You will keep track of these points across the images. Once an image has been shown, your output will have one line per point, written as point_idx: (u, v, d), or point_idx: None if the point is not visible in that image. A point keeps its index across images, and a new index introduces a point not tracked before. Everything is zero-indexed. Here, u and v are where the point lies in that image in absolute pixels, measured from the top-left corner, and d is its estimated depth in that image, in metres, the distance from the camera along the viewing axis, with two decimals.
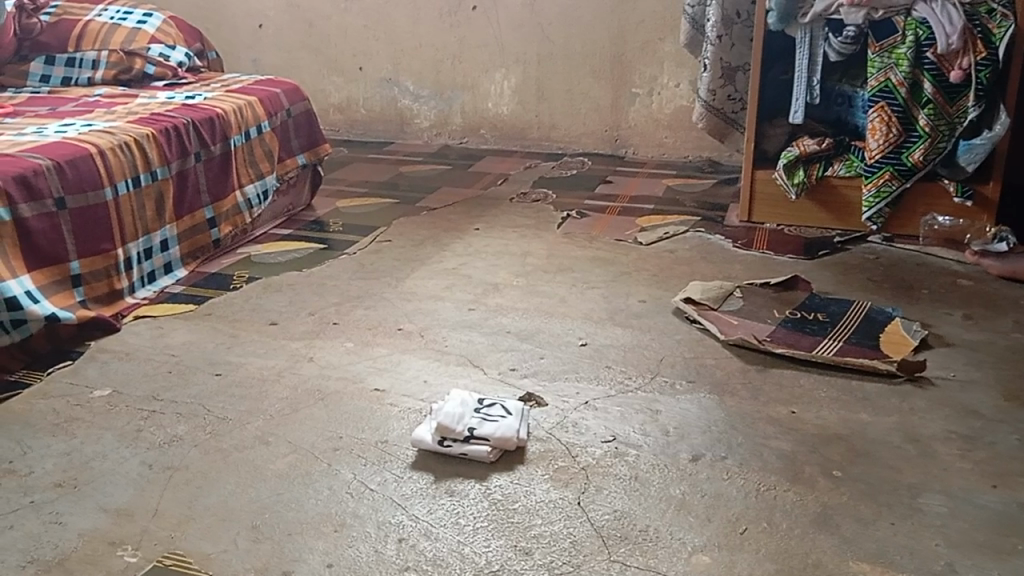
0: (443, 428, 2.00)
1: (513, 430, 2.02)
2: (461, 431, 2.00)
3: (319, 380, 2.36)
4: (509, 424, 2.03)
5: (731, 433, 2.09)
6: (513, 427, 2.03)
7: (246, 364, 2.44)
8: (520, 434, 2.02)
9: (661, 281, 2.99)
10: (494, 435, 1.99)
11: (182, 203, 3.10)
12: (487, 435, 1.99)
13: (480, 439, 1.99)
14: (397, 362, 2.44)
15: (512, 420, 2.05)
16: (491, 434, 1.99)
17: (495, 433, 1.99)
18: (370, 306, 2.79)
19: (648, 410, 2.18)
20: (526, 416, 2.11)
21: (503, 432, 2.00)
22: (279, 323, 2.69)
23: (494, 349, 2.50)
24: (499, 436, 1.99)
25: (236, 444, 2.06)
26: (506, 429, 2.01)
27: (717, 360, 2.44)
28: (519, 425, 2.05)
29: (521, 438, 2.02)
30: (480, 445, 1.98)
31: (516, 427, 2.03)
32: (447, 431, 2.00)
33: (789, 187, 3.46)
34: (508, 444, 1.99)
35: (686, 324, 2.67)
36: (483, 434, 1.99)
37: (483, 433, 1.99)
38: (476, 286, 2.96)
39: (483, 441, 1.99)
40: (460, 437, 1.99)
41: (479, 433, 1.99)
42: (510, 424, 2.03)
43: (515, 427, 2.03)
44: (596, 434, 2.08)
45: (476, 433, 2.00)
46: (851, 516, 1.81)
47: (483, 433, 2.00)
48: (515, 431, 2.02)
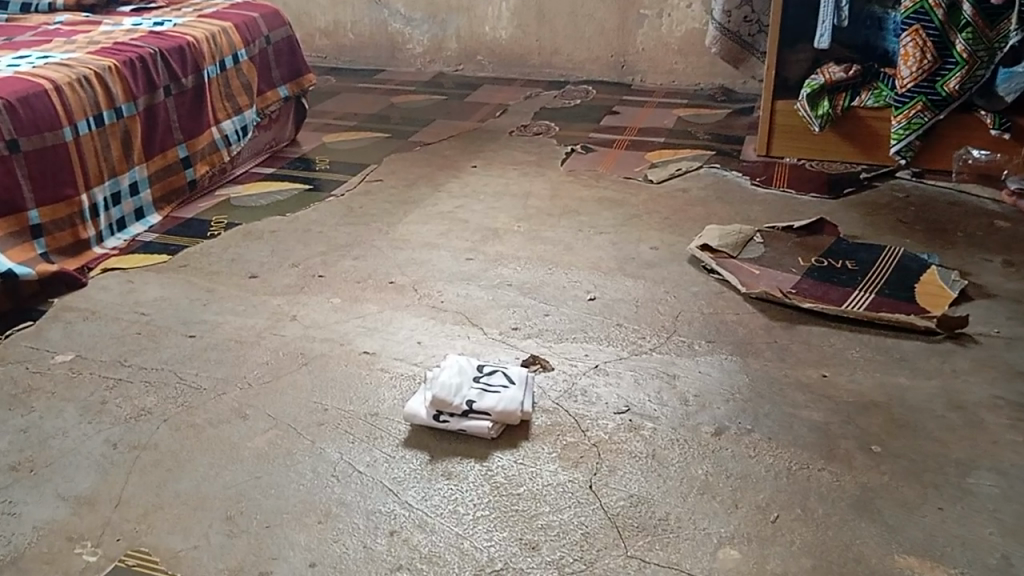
0: (437, 402, 1.80)
1: (517, 402, 1.81)
2: (458, 405, 1.79)
3: (303, 342, 2.15)
4: (511, 395, 1.83)
5: (758, 401, 1.89)
6: (516, 398, 1.82)
7: (223, 324, 2.23)
8: (525, 405, 1.83)
9: (675, 225, 2.76)
10: (495, 408, 1.79)
11: (151, 142, 2.85)
12: (488, 409, 1.79)
13: (480, 414, 1.79)
14: (388, 321, 2.23)
15: (515, 390, 1.85)
16: (491, 407, 1.79)
17: (496, 406, 1.79)
18: (359, 256, 2.57)
19: (663, 375, 1.98)
20: (531, 385, 1.90)
21: (506, 404, 1.80)
22: (260, 277, 2.47)
23: (494, 306, 2.29)
24: (501, 410, 1.79)
25: (210, 419, 1.86)
26: (509, 401, 1.81)
27: (738, 315, 2.23)
28: (524, 396, 1.84)
29: (525, 410, 1.82)
30: (480, 420, 1.78)
31: (521, 398, 1.83)
32: (443, 404, 1.79)
33: (813, 119, 3.20)
34: (511, 417, 1.79)
35: (703, 274, 2.46)
36: (484, 408, 1.79)
37: (484, 407, 1.79)
38: (474, 232, 2.73)
39: (482, 416, 1.78)
40: (458, 410, 1.79)
41: (479, 407, 1.79)
42: (513, 396, 1.82)
43: (518, 398, 1.82)
44: (607, 404, 1.88)
45: (475, 407, 1.79)
46: (894, 501, 1.62)
47: (483, 406, 1.79)
48: (519, 403, 1.81)
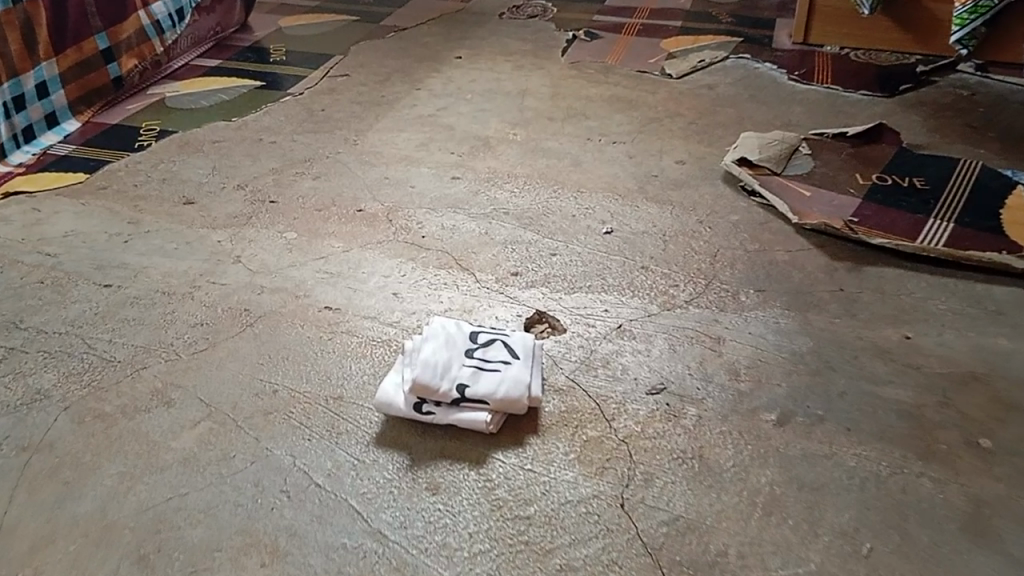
0: (420, 389, 1.37)
1: (523, 385, 1.39)
2: (447, 390, 1.36)
3: (249, 293, 1.71)
4: (515, 375, 1.40)
5: (828, 376, 1.49)
6: (522, 378, 1.40)
7: (148, 270, 1.78)
8: (535, 386, 1.41)
9: (702, 132, 2.28)
10: (495, 394, 1.37)
11: (62, 31, 2.31)
12: (487, 396, 1.36)
13: (477, 404, 1.37)
14: (356, 263, 1.79)
15: (519, 366, 1.42)
16: (491, 392, 1.37)
17: (497, 391, 1.37)
18: (320, 175, 2.09)
19: (705, 337, 1.56)
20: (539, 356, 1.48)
21: (509, 389, 1.38)
22: (197, 203, 2.01)
23: (487, 244, 1.84)
24: (503, 398, 1.37)
25: (125, 407, 1.44)
26: (513, 384, 1.38)
27: (790, 253, 1.80)
28: (531, 374, 1.42)
29: (534, 392, 1.40)
30: (478, 409, 1.37)
31: (527, 378, 1.40)
32: (428, 391, 1.36)
33: (861, 1, 2.67)
34: (516, 406, 1.37)
35: (743, 197, 2.01)
36: (482, 395, 1.36)
37: (480, 393, 1.37)
38: (461, 141, 2.25)
39: (479, 406, 1.37)
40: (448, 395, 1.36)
41: (474, 393, 1.36)
42: (518, 376, 1.40)
43: (525, 378, 1.40)
44: (637, 381, 1.47)
45: (470, 393, 1.36)
46: (1018, 521, 1.24)
47: (479, 392, 1.37)
48: (525, 386, 1.39)
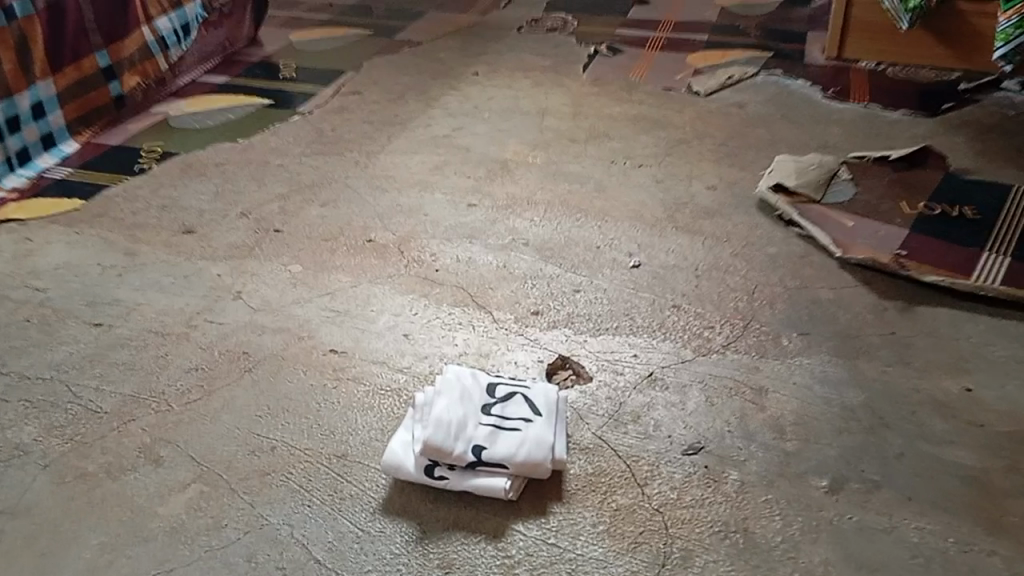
0: (432, 451, 1.23)
1: (546, 447, 1.26)
2: (462, 453, 1.23)
3: (249, 333, 1.58)
4: (537, 436, 1.27)
5: (883, 434, 1.35)
6: (545, 439, 1.27)
7: (142, 307, 1.66)
8: (560, 448, 1.28)
9: (734, 154, 2.14)
10: (516, 458, 1.24)
11: (60, 50, 2.20)
12: (507, 460, 1.23)
13: (494, 468, 1.24)
14: (364, 299, 1.66)
15: (542, 424, 1.29)
16: (511, 455, 1.24)
17: (517, 455, 1.24)
18: (328, 202, 1.97)
19: (745, 388, 1.43)
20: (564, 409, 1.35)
21: (531, 452, 1.25)
22: (197, 232, 1.89)
23: (506, 279, 1.71)
24: (524, 462, 1.24)
25: (111, 465, 1.32)
26: (535, 446, 1.25)
27: (835, 291, 1.66)
28: (554, 433, 1.29)
29: (559, 454, 1.27)
30: (497, 474, 1.24)
31: (550, 439, 1.27)
32: (441, 454, 1.23)
33: (900, 15, 2.52)
34: (538, 471, 1.24)
35: (780, 226, 1.87)
36: (500, 459, 1.23)
37: (499, 457, 1.23)
38: (478, 164, 2.12)
39: (497, 471, 1.24)
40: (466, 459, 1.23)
41: (492, 456, 1.23)
42: (540, 436, 1.27)
43: (548, 439, 1.27)
44: (671, 440, 1.34)
45: (488, 457, 1.23)
46: None
47: (498, 455, 1.23)
48: (548, 447, 1.26)
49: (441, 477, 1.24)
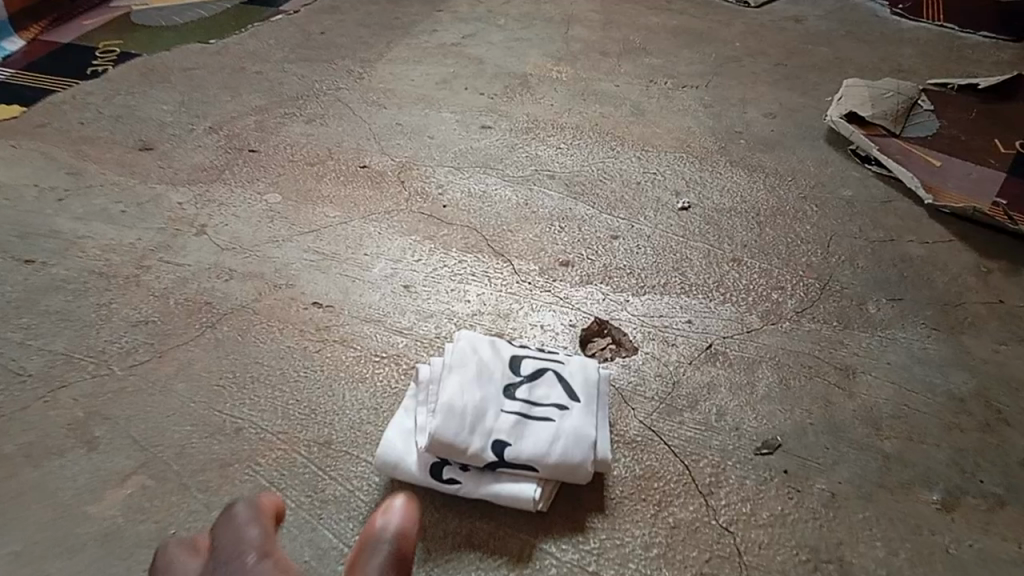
0: (439, 449, 0.95)
1: (586, 443, 0.98)
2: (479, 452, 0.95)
3: (214, 277, 1.29)
4: (574, 428, 0.99)
5: (1002, 433, 1.09)
6: (585, 432, 0.99)
7: (85, 241, 1.36)
8: (604, 443, 1.00)
9: (794, 76, 1.82)
10: (548, 458, 0.96)
11: None
12: (535, 461, 0.95)
13: (519, 471, 0.96)
14: (356, 240, 1.36)
15: (580, 413, 1.01)
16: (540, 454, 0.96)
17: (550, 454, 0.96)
18: (315, 118, 1.65)
19: (828, 369, 1.15)
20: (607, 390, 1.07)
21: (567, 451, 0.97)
22: (157, 150, 1.57)
23: (528, 219, 1.42)
24: (558, 464, 0.96)
25: (32, 448, 1.04)
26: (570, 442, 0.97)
27: (926, 246, 1.37)
28: (595, 423, 1.01)
29: (602, 451, 0.99)
30: (524, 478, 0.96)
31: (590, 432, 0.99)
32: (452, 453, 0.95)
33: None
34: (575, 474, 0.96)
35: (854, 163, 1.56)
36: (527, 459, 0.95)
37: (526, 456, 0.95)
38: (492, 79, 1.79)
39: (523, 475, 0.96)
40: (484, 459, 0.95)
41: (517, 456, 0.95)
42: (579, 429, 0.99)
43: (588, 432, 0.99)
44: (739, 435, 1.07)
45: (511, 457, 0.95)
46: None
47: (524, 455, 0.95)
48: (589, 443, 0.98)
49: (451, 480, 0.97)
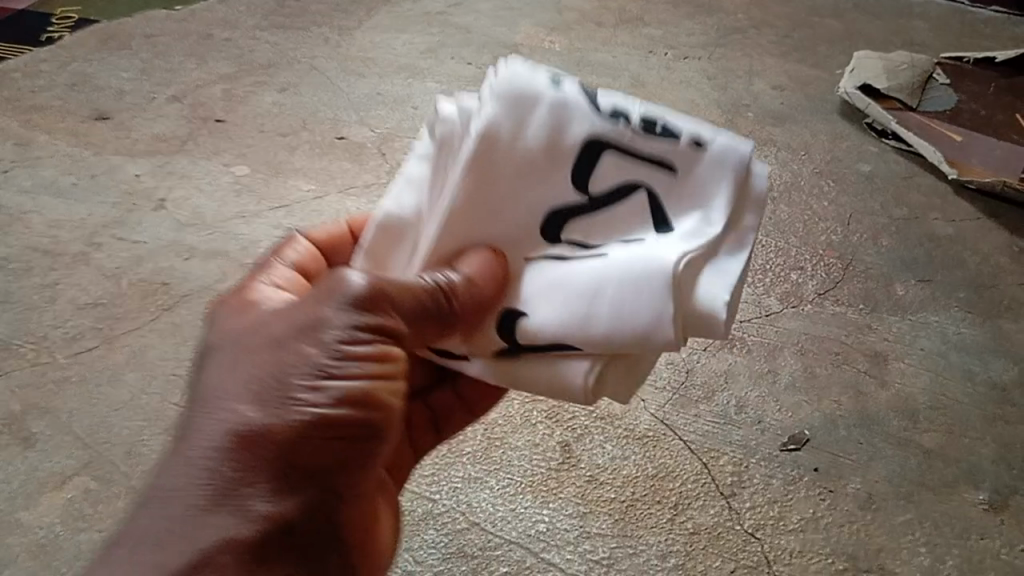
0: (379, 246, 0.61)
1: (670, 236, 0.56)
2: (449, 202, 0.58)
3: (173, 255, 1.16)
4: (651, 179, 0.58)
5: None
6: (672, 212, 0.58)
7: (31, 217, 1.23)
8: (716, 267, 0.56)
9: (802, 48, 1.71)
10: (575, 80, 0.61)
11: None
12: (592, 238, 0.59)
13: (527, 90, 0.58)
14: (333, 215, 1.24)
15: (662, 207, 0.58)
16: (589, 197, 0.59)
17: (573, 140, 0.58)
18: (287, 87, 1.52)
19: (856, 356, 1.04)
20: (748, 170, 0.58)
21: (613, 105, 0.59)
22: (113, 120, 1.43)
23: None
24: (586, 117, 0.58)
25: None
26: (636, 121, 0.59)
27: (954, 224, 1.26)
28: (697, 230, 0.56)
29: (716, 235, 0.56)
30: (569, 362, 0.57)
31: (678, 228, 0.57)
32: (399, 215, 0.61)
33: None
34: (649, 336, 0.54)
35: (871, 136, 1.45)
36: (560, 275, 0.57)
37: (566, 324, 0.56)
38: (480, 48, 1.66)
39: (517, 95, 0.58)
40: (474, 239, 0.59)
41: (555, 254, 0.59)
42: (656, 224, 0.58)
43: (665, 274, 0.53)
44: (762, 429, 0.96)
45: (523, 311, 0.58)
46: None
47: (573, 224, 0.59)
48: (672, 249, 0.55)
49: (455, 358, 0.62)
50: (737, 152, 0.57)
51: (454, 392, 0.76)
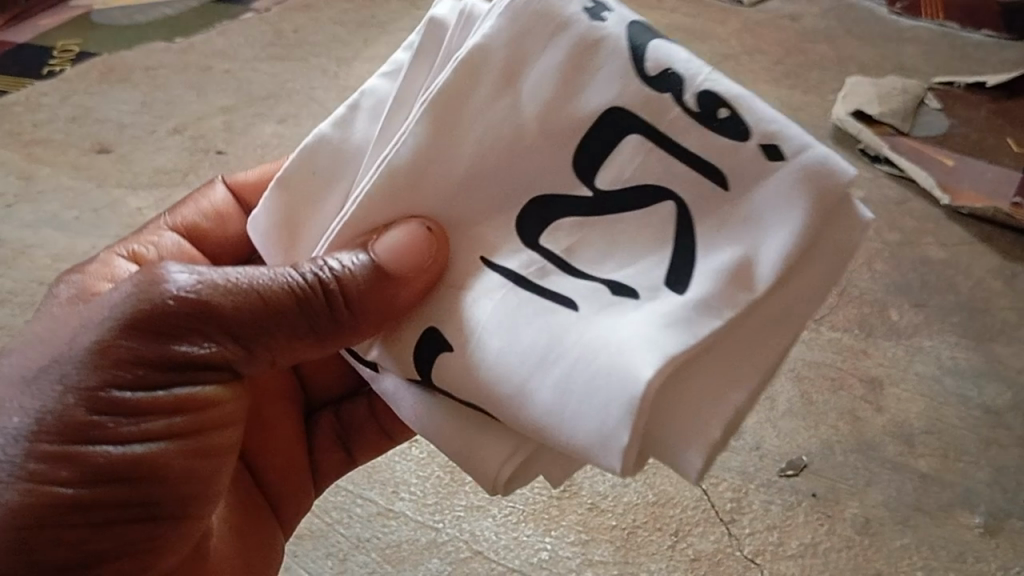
0: (295, 196, 0.63)
1: (666, 310, 0.51)
2: (393, 151, 0.57)
3: None
4: (681, 184, 0.55)
5: None
6: (702, 236, 0.54)
7: (37, 254, 1.25)
8: (704, 400, 0.52)
9: (794, 74, 1.73)
10: (632, 19, 0.58)
11: None
12: (579, 249, 0.56)
13: (553, 12, 0.57)
14: None
15: (693, 225, 0.54)
16: (598, 193, 0.56)
17: (581, 81, 0.57)
18: (287, 118, 1.54)
19: (853, 381, 1.06)
20: (826, 212, 0.53)
21: (669, 66, 0.56)
22: (115, 153, 1.45)
23: None
24: (614, 65, 0.56)
25: None
26: (692, 96, 0.55)
27: (946, 248, 1.28)
28: (717, 295, 0.51)
29: (755, 285, 0.52)
30: (496, 439, 0.57)
31: (698, 271, 0.52)
32: (345, 132, 0.63)
33: None
34: (595, 452, 0.49)
35: (863, 162, 1.47)
36: (521, 315, 0.54)
37: (509, 380, 0.53)
38: None
39: (535, 17, 0.57)
40: (413, 197, 0.58)
41: (526, 277, 0.55)
42: (671, 267, 0.53)
43: (629, 392, 0.48)
44: (761, 455, 0.97)
45: (449, 345, 0.56)
46: None
47: (567, 222, 0.57)
48: (647, 351, 0.49)
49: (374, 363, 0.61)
50: (819, 176, 0.52)
51: (368, 406, 0.84)
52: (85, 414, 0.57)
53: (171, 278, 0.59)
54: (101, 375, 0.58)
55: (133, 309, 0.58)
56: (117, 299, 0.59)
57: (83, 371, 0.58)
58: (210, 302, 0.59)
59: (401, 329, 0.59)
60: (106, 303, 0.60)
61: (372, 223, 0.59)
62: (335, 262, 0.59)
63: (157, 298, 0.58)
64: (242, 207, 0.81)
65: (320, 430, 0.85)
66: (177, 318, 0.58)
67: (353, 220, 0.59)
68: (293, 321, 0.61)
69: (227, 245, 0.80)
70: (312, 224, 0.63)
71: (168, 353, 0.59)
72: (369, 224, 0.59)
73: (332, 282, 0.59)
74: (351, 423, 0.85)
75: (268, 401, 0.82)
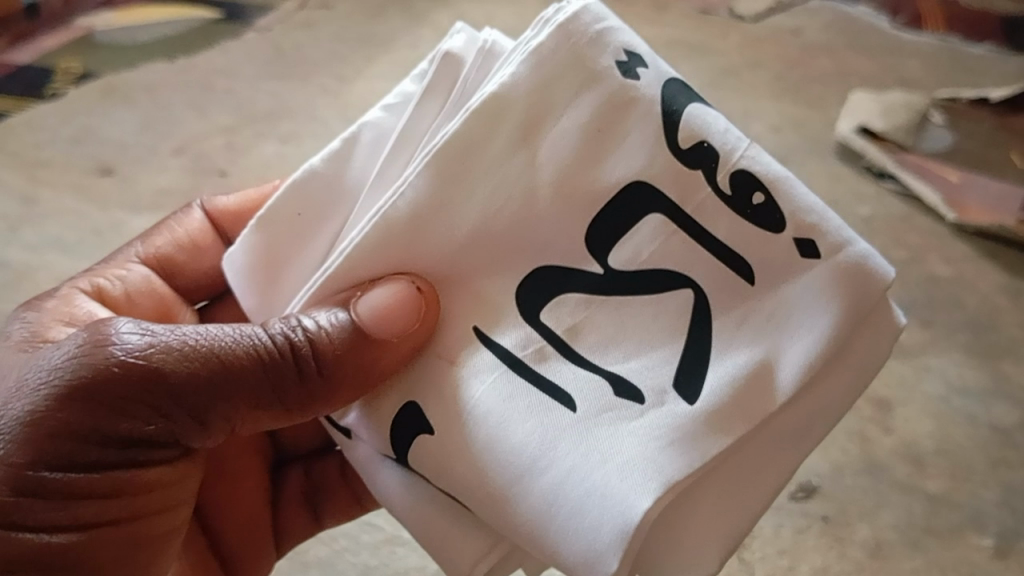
0: (276, 248, 0.66)
1: (655, 423, 0.57)
2: (391, 202, 0.60)
3: None
4: (702, 270, 0.60)
5: None
6: (720, 332, 0.59)
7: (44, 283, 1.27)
8: (698, 531, 0.58)
9: (797, 89, 1.73)
10: (667, 77, 0.63)
11: None
12: (584, 331, 0.60)
13: (586, 63, 0.61)
14: None
15: (711, 317, 0.60)
16: (610, 270, 0.60)
17: (608, 148, 0.61)
18: (289, 138, 1.54)
19: (861, 401, 1.05)
20: (852, 325, 0.59)
21: (703, 139, 0.61)
22: (117, 174, 1.45)
23: None
24: (644, 131, 0.61)
25: None
26: (726, 175, 0.60)
27: (952, 266, 1.27)
28: (732, 386, 0.58)
29: (774, 396, 0.58)
30: (469, 539, 0.62)
31: (713, 376, 0.58)
32: (342, 174, 0.67)
33: None
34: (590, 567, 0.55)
35: (868, 178, 1.46)
36: (514, 409, 0.58)
37: (506, 474, 0.58)
38: None
39: (565, 67, 0.61)
40: (409, 253, 0.61)
41: (523, 359, 0.59)
42: (681, 370, 0.59)
43: (627, 520, 0.54)
44: None
45: (431, 427, 0.60)
46: None
47: (574, 298, 0.60)
48: (647, 480, 0.55)
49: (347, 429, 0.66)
50: (851, 280, 0.59)
51: (340, 470, 0.89)
52: (8, 493, 0.58)
53: (119, 339, 0.60)
54: (30, 450, 0.58)
55: (73, 374, 0.59)
56: (56, 361, 0.60)
57: (13, 446, 0.58)
58: (159, 369, 0.60)
59: (381, 403, 0.63)
60: (43, 366, 0.60)
61: (358, 278, 0.62)
62: (312, 320, 0.62)
63: (97, 366, 0.59)
64: (218, 235, 0.86)
65: (287, 487, 0.89)
66: (118, 386, 0.59)
67: (335, 280, 0.62)
68: (256, 391, 0.63)
69: (199, 274, 0.85)
70: (293, 265, 0.67)
71: (112, 429, 0.60)
72: (357, 278, 0.62)
73: (305, 349, 0.62)
74: (321, 484, 0.89)
75: (235, 454, 0.85)
